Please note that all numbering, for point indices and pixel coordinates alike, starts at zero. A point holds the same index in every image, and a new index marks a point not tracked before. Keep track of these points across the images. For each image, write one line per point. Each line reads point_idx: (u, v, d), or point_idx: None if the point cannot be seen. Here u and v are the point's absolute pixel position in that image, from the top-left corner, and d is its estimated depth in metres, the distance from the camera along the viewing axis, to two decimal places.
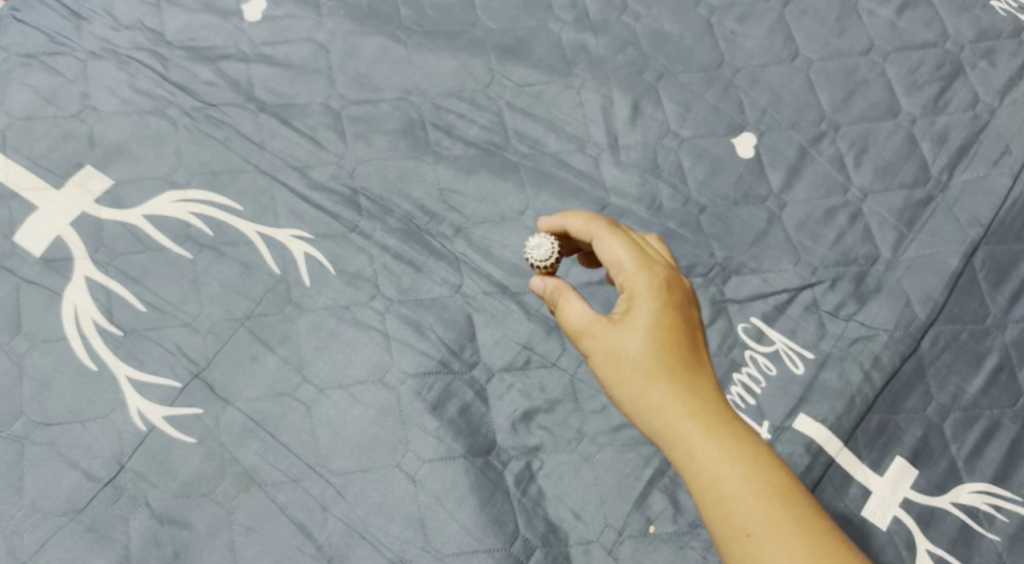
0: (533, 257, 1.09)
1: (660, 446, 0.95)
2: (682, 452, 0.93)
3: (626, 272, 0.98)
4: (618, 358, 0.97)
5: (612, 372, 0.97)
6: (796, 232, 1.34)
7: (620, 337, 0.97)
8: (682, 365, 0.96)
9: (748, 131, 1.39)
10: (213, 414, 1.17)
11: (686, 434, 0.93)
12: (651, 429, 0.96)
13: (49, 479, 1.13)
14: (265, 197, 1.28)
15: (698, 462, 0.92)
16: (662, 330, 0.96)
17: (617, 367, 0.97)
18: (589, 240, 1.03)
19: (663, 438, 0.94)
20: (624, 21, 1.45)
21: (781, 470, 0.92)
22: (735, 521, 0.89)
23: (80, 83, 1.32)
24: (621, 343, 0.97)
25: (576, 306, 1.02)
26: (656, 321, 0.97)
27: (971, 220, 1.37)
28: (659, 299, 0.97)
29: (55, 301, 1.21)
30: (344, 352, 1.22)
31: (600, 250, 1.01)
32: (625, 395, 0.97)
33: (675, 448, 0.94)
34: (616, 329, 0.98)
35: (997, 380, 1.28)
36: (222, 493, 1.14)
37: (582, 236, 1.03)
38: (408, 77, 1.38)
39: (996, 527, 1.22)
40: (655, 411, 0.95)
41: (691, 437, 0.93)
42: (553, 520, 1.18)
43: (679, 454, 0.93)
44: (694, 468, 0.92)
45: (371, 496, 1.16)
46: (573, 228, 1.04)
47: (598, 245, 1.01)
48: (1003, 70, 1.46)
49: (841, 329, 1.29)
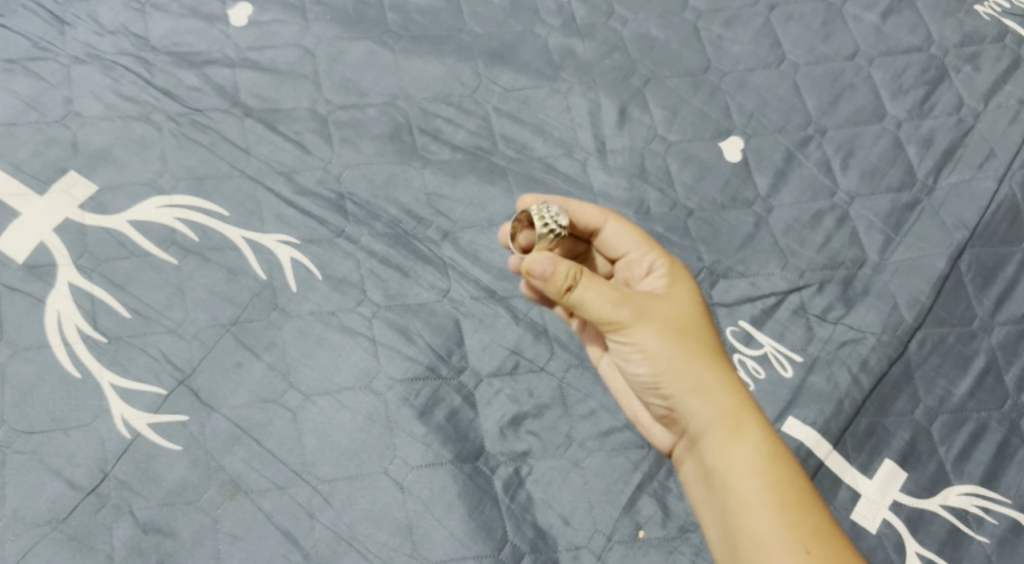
0: (547, 221, 1.11)
1: (714, 420, 1.01)
2: (739, 429, 1.00)
3: (669, 263, 1.09)
4: (679, 331, 1.03)
5: (671, 342, 1.03)
6: (783, 236, 1.34)
7: (675, 311, 1.05)
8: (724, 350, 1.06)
9: (735, 136, 1.39)
10: (198, 421, 1.16)
11: (743, 415, 1.01)
12: (706, 403, 1.01)
13: (31, 489, 1.12)
14: (250, 203, 1.27)
15: (756, 442, 0.99)
16: (709, 321, 1.06)
17: (677, 339, 1.03)
18: (602, 227, 1.14)
19: (724, 415, 1.01)
20: (610, 26, 1.45)
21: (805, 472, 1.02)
22: (795, 501, 0.96)
23: (63, 89, 1.31)
24: (679, 315, 1.05)
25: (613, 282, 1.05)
26: (705, 312, 1.07)
27: (957, 223, 1.37)
28: (700, 294, 1.08)
29: (38, 308, 1.19)
30: (331, 358, 1.21)
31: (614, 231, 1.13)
32: (683, 367, 1.02)
33: (734, 426, 1.00)
34: (669, 301, 1.05)
35: (984, 383, 1.29)
36: (207, 501, 1.14)
37: (596, 222, 1.14)
38: (395, 82, 1.37)
39: (984, 529, 1.22)
40: (715, 385, 1.02)
41: (747, 418, 1.01)
42: (542, 526, 1.17)
43: (738, 431, 1.00)
44: (754, 444, 0.99)
45: (358, 503, 1.16)
46: (590, 213, 1.14)
47: (613, 227, 1.14)
48: (987, 74, 1.47)
49: (829, 332, 1.29)
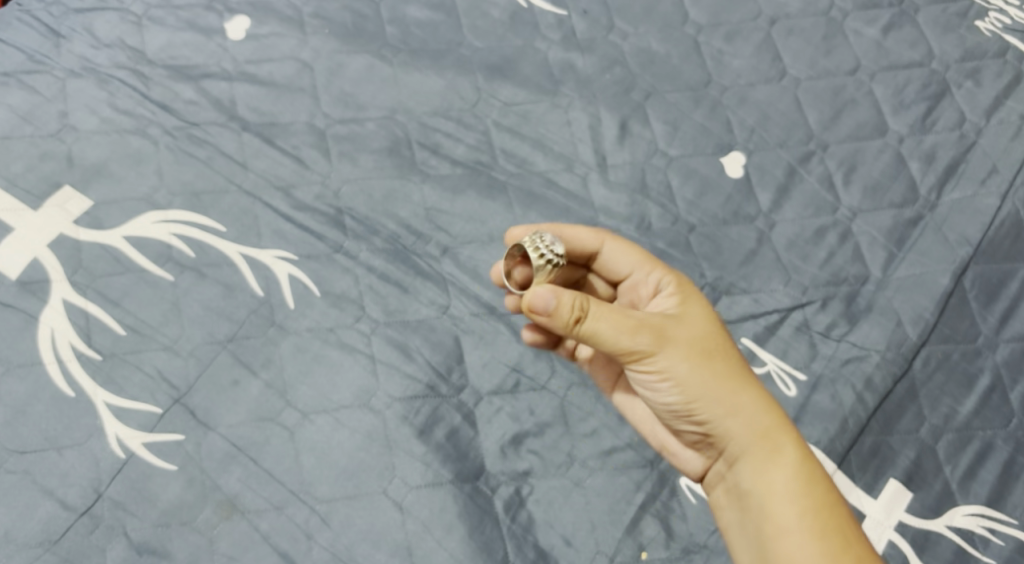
0: (543, 253, 1.09)
1: (752, 441, 1.04)
2: (778, 449, 1.03)
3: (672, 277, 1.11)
4: (709, 353, 1.05)
5: (699, 366, 1.04)
6: (785, 252, 1.33)
7: (699, 332, 1.06)
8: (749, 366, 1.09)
9: (737, 151, 1.38)
10: (194, 440, 1.15)
11: (778, 435, 1.04)
12: (740, 426, 1.04)
13: (23, 509, 1.10)
14: (247, 218, 1.26)
15: (794, 462, 1.03)
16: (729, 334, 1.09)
17: (709, 360, 1.05)
18: (598, 249, 1.14)
19: (759, 436, 1.04)
20: (611, 40, 1.44)
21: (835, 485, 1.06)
22: (835, 520, 0.99)
23: (58, 103, 1.29)
24: (700, 335, 1.05)
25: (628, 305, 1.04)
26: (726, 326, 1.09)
27: (960, 239, 1.36)
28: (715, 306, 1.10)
29: (31, 324, 1.17)
30: (329, 376, 1.19)
31: (615, 250, 1.14)
32: (717, 393, 1.04)
33: (770, 447, 1.03)
34: (688, 320, 1.06)
35: (989, 401, 1.27)
36: (202, 522, 1.12)
37: (591, 244, 1.14)
38: (394, 96, 1.36)
39: (991, 550, 1.21)
40: (750, 406, 1.04)
41: (783, 437, 1.04)
42: (543, 547, 1.16)
43: (776, 453, 1.03)
44: (792, 466, 1.03)
45: (356, 524, 1.14)
46: (578, 235, 1.14)
47: (612, 248, 1.14)
48: (988, 89, 1.46)
49: (833, 349, 1.28)
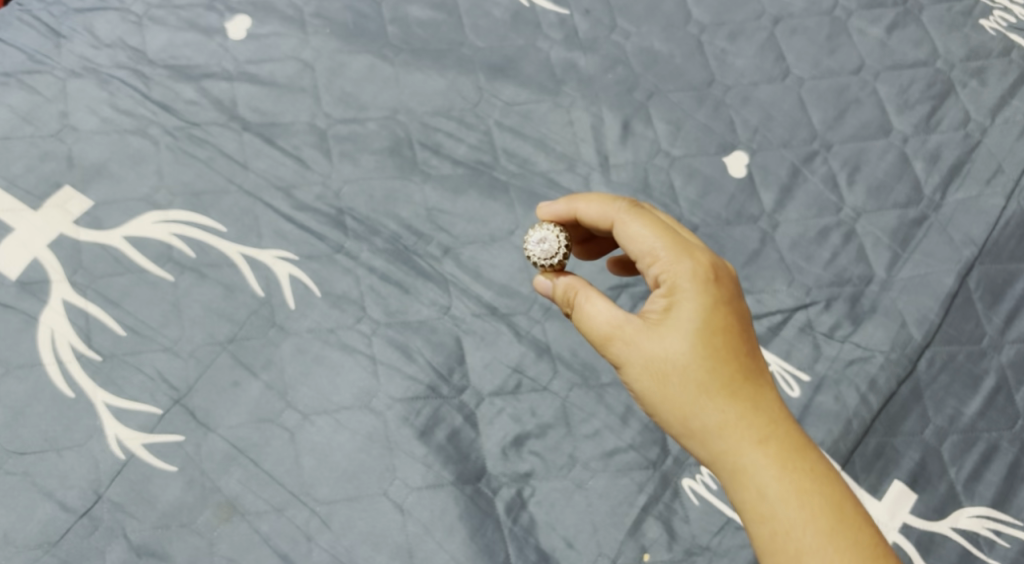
0: (534, 257, 1.09)
1: (714, 458, 0.97)
2: (740, 466, 0.96)
3: (664, 264, 0.99)
4: (663, 369, 0.98)
5: (653, 385, 0.98)
6: (789, 252, 1.32)
7: (659, 344, 0.98)
8: (742, 373, 0.98)
9: (740, 150, 1.38)
10: (194, 442, 1.14)
11: (742, 451, 0.96)
12: (704, 448, 0.97)
13: (22, 511, 1.09)
14: (248, 218, 1.25)
15: (759, 484, 0.95)
16: (710, 333, 0.97)
17: (664, 378, 0.98)
18: (608, 225, 1.03)
19: (718, 454, 0.97)
20: (613, 40, 1.43)
21: (836, 490, 0.95)
22: (786, 547, 0.93)
23: (58, 103, 1.28)
24: (664, 353, 0.98)
25: (595, 311, 1.01)
26: (706, 323, 0.98)
27: (965, 239, 1.35)
28: (706, 297, 0.98)
29: (31, 325, 1.17)
30: (329, 377, 1.19)
31: (621, 232, 1.01)
32: (673, 410, 0.98)
33: (731, 465, 0.96)
34: (659, 333, 0.98)
35: (994, 402, 1.27)
36: (202, 524, 1.11)
37: (601, 221, 1.04)
38: (395, 96, 1.35)
39: (996, 552, 1.21)
40: (709, 424, 0.97)
41: (748, 453, 0.96)
42: (545, 549, 1.15)
43: (741, 476, 0.95)
44: (753, 488, 0.95)
45: (357, 526, 1.13)
46: (586, 213, 1.05)
47: (623, 226, 1.01)
48: (993, 89, 1.45)
49: (836, 351, 1.27)
